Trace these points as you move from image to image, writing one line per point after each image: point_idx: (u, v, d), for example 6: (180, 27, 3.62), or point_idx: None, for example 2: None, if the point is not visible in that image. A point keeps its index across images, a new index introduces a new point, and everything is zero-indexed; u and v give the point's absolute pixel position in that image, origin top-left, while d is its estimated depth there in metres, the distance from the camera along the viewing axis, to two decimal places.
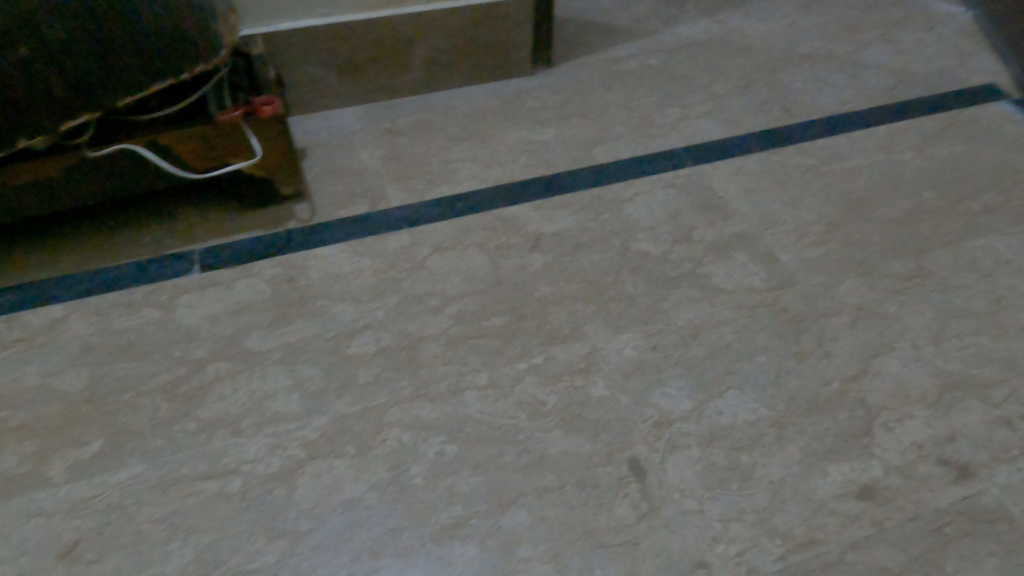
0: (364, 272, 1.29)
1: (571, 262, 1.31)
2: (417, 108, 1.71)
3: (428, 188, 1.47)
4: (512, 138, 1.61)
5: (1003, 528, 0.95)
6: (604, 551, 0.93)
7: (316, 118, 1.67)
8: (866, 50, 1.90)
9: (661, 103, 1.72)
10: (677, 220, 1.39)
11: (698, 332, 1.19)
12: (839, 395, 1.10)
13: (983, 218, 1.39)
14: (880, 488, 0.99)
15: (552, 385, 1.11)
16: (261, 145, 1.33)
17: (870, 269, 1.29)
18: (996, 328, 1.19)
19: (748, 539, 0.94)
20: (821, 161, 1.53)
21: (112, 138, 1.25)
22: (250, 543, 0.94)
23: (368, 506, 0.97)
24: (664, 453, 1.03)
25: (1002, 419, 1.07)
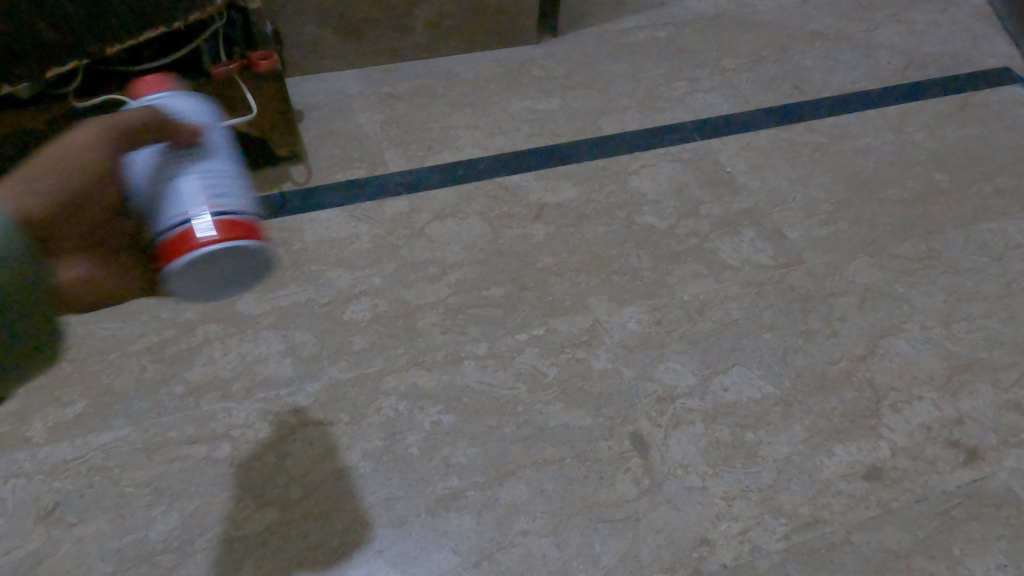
0: (360, 237, 1.25)
1: (575, 233, 1.27)
2: (418, 74, 1.66)
3: (428, 155, 1.43)
4: (516, 107, 1.57)
5: (1011, 513, 0.93)
6: (605, 526, 0.91)
7: (313, 80, 1.62)
8: (879, 29, 1.86)
9: (668, 76, 1.68)
10: (683, 194, 1.36)
11: (703, 307, 1.16)
12: (847, 374, 1.07)
13: (995, 202, 1.36)
14: (887, 469, 0.97)
15: (554, 357, 1.08)
16: (257, 102, 1.28)
17: (879, 249, 1.26)
18: (1006, 311, 1.17)
19: (752, 517, 0.92)
20: (831, 139, 1.50)
21: (100, 89, 1.20)
22: (237, 509, 0.91)
23: (362, 475, 0.94)
24: (668, 429, 1.00)
25: (1012, 403, 1.04)
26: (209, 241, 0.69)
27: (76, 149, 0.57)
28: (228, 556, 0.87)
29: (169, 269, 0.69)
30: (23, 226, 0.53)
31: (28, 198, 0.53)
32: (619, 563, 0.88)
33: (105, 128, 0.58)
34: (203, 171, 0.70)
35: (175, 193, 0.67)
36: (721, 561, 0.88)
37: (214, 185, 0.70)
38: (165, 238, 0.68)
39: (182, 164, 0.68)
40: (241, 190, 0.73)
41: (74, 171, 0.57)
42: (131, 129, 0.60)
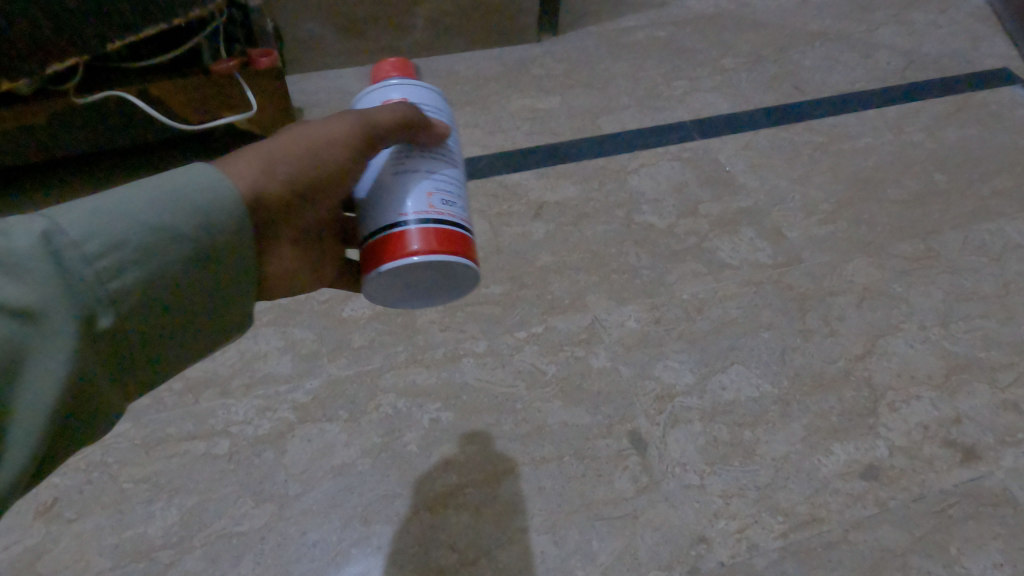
0: None
1: (574, 232, 1.27)
2: (418, 72, 1.66)
3: None
4: (516, 105, 1.57)
5: (1008, 512, 0.93)
6: (603, 524, 0.91)
7: (313, 78, 1.62)
8: (879, 30, 1.86)
9: (668, 75, 1.68)
10: (683, 193, 1.36)
11: (702, 306, 1.16)
12: (845, 374, 1.07)
13: (994, 202, 1.36)
14: (885, 469, 0.97)
15: (552, 355, 1.08)
16: (257, 98, 1.27)
17: (878, 249, 1.26)
18: (1004, 311, 1.17)
19: (750, 515, 0.92)
20: (830, 139, 1.50)
21: (100, 86, 1.20)
22: (236, 505, 0.91)
23: (360, 472, 0.95)
24: (666, 427, 1.00)
25: (1009, 403, 1.05)
26: (421, 254, 0.59)
27: (325, 137, 0.58)
28: (227, 552, 0.87)
29: (376, 271, 0.61)
30: (255, 197, 0.54)
31: (270, 175, 0.55)
32: (617, 560, 0.88)
33: (359, 128, 0.59)
34: (431, 172, 0.63)
35: (400, 191, 0.61)
36: (719, 559, 0.88)
37: (442, 191, 0.63)
38: (380, 236, 0.61)
39: (422, 162, 0.63)
40: (459, 201, 0.64)
41: (314, 156, 0.58)
42: (370, 126, 0.60)
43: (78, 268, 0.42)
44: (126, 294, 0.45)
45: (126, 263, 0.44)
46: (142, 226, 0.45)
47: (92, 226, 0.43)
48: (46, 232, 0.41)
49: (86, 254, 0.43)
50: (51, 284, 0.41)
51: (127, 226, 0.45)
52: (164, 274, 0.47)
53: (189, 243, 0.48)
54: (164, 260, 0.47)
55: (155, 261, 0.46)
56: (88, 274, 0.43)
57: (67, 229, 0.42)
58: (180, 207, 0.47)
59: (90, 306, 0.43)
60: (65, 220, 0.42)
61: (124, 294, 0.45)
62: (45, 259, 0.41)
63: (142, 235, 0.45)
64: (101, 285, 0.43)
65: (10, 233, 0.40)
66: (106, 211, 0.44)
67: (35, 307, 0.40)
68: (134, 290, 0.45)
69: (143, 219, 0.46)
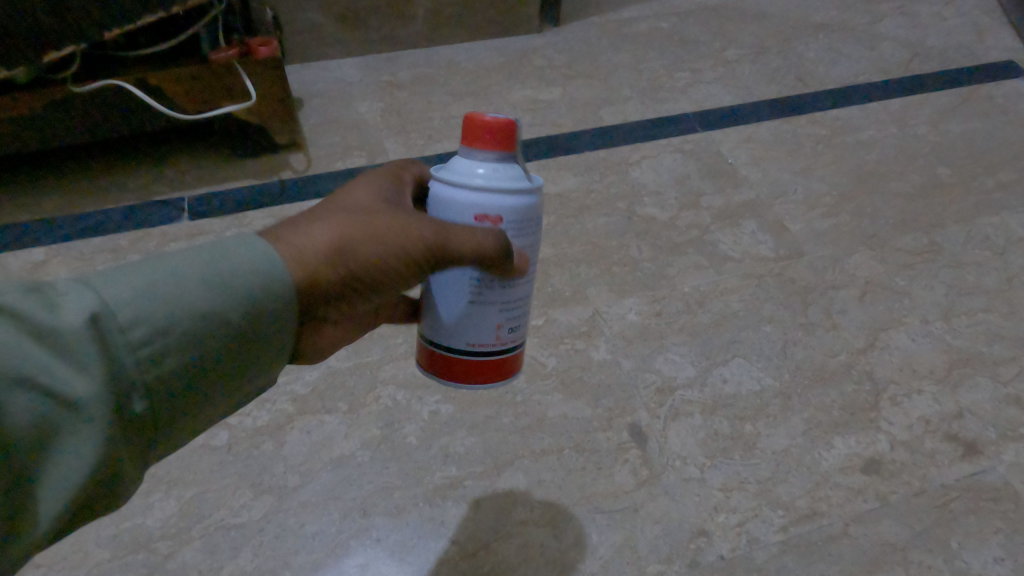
0: None
1: (575, 224, 1.27)
2: (419, 63, 1.65)
3: (429, 144, 1.42)
4: (517, 96, 1.56)
5: (1009, 506, 0.93)
6: (602, 516, 0.90)
7: (313, 68, 1.61)
8: (883, 21, 1.84)
9: (671, 66, 1.67)
10: (685, 185, 1.35)
11: (703, 299, 1.15)
12: (846, 367, 1.07)
13: (998, 195, 1.35)
14: (886, 463, 0.96)
15: (553, 347, 1.08)
16: (257, 88, 1.27)
17: (881, 242, 1.26)
18: (1007, 305, 1.16)
19: (750, 509, 0.92)
20: (833, 132, 1.49)
21: (98, 75, 1.19)
22: (234, 497, 0.91)
23: (360, 464, 0.94)
24: (667, 420, 1.00)
25: (1012, 397, 1.04)
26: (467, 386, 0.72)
27: (393, 231, 0.59)
28: (225, 543, 0.87)
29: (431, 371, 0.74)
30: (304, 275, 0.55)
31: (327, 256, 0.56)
32: (616, 554, 0.87)
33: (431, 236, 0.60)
34: (506, 305, 0.68)
35: (463, 335, 0.69)
36: (720, 553, 0.88)
37: (510, 320, 0.69)
38: (439, 355, 0.71)
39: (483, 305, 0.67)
40: (523, 320, 0.71)
41: (378, 254, 0.58)
42: (440, 246, 0.61)
43: (123, 350, 0.45)
44: (163, 375, 0.47)
45: (167, 348, 0.47)
46: (185, 311, 0.47)
47: (140, 310, 0.45)
48: (96, 314, 0.44)
49: (131, 340, 0.45)
50: (98, 370, 0.43)
51: (173, 309, 0.47)
52: (203, 355, 0.49)
53: (229, 327, 0.50)
54: (203, 342, 0.49)
55: (194, 344, 0.48)
56: (132, 357, 0.45)
57: (117, 313, 0.45)
58: (226, 295, 0.49)
59: (127, 385, 0.45)
60: (114, 299, 0.45)
61: (163, 375, 0.47)
62: (95, 344, 0.43)
63: (186, 320, 0.47)
64: (143, 366, 0.46)
65: (63, 311, 0.43)
66: (157, 294, 0.46)
67: (80, 392, 0.43)
68: (173, 371, 0.47)
69: (191, 305, 0.48)
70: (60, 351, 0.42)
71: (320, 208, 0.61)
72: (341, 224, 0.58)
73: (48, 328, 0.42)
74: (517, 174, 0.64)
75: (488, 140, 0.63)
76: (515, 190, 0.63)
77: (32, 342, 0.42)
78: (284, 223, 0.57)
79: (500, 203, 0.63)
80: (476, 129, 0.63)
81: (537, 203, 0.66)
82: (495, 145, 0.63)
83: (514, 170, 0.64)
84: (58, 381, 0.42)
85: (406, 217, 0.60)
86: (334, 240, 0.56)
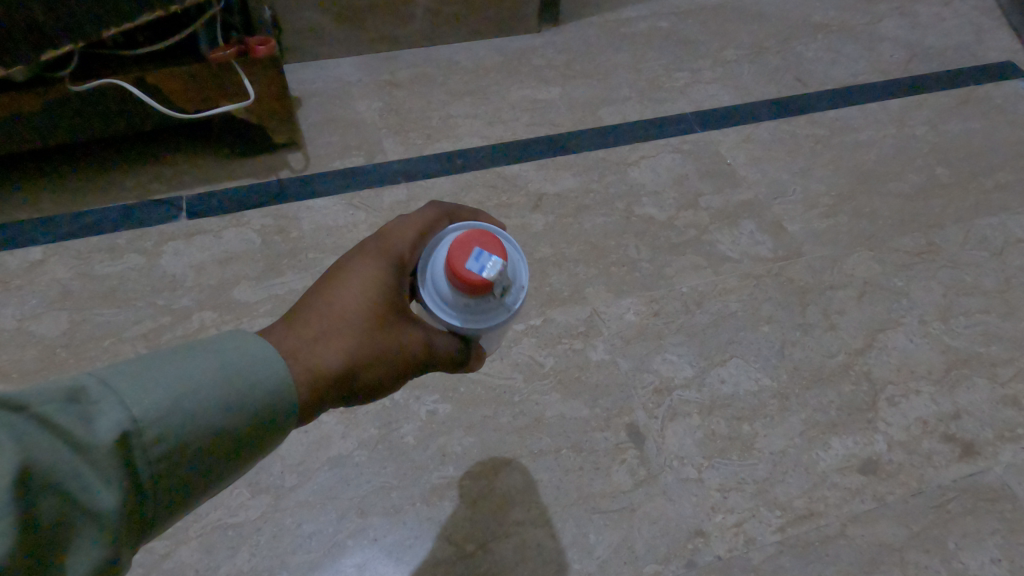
0: (358, 227, 1.24)
1: (573, 224, 1.27)
2: (417, 62, 1.65)
3: (427, 143, 1.42)
4: (516, 96, 1.56)
5: (1005, 507, 0.93)
6: (600, 517, 0.91)
7: (312, 67, 1.61)
8: (883, 21, 1.84)
9: (670, 66, 1.67)
10: (683, 185, 1.35)
11: (702, 299, 1.15)
12: (844, 368, 1.07)
13: (996, 196, 1.35)
14: (883, 463, 0.96)
15: (550, 347, 1.07)
16: (255, 88, 1.27)
17: (879, 243, 1.26)
18: (1005, 306, 1.16)
19: (747, 509, 0.92)
20: (832, 132, 1.49)
21: (95, 73, 1.19)
22: (231, 496, 0.90)
23: (357, 463, 0.94)
24: (664, 420, 1.00)
25: (1009, 398, 1.04)
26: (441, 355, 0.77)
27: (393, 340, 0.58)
28: (223, 543, 0.87)
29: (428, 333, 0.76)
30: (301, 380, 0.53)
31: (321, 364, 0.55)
32: (613, 554, 0.88)
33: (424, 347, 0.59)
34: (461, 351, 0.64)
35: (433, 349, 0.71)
36: (716, 553, 0.88)
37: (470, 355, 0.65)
38: None
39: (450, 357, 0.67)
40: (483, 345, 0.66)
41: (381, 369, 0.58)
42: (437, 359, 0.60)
43: (142, 466, 0.43)
44: (170, 487, 0.45)
45: (180, 461, 0.45)
46: (202, 424, 0.46)
47: (164, 424, 0.43)
48: (127, 430, 0.42)
49: (150, 456, 0.43)
50: (120, 489, 0.41)
51: (193, 421, 0.45)
52: (208, 468, 0.47)
53: (237, 440, 0.48)
54: (213, 453, 0.47)
55: (205, 456, 0.46)
56: (150, 473, 0.43)
57: (142, 429, 0.42)
58: (241, 408, 0.48)
59: (137, 499, 0.43)
60: (141, 412, 0.43)
61: (167, 488, 0.45)
62: (119, 460, 0.41)
63: (203, 432, 0.46)
64: (155, 481, 0.43)
65: (96, 421, 0.41)
66: (181, 405, 0.45)
67: (103, 513, 0.40)
68: (178, 484, 0.45)
69: (210, 417, 0.46)
70: (91, 466, 0.40)
71: (320, 309, 0.57)
72: (344, 348, 0.56)
73: (81, 443, 0.39)
74: (491, 312, 0.56)
75: (465, 292, 0.53)
76: (482, 323, 0.57)
77: (67, 456, 0.39)
78: (286, 335, 0.55)
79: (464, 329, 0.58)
80: (458, 276, 0.53)
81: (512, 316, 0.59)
82: (471, 295, 0.54)
83: (489, 306, 0.56)
84: (80, 499, 0.39)
85: (410, 338, 0.58)
86: (339, 369, 0.55)
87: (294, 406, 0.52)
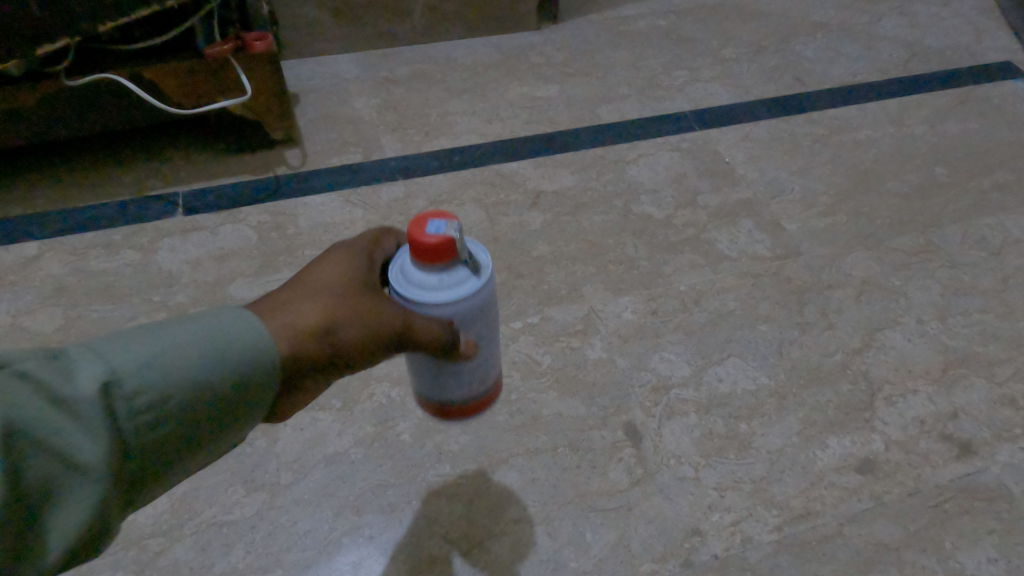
0: (355, 223, 1.23)
1: (572, 222, 1.26)
2: (416, 59, 1.64)
3: (426, 141, 1.41)
4: (514, 93, 1.55)
5: (1003, 507, 0.92)
6: (596, 515, 0.90)
7: (309, 64, 1.61)
8: (882, 21, 1.84)
9: (669, 64, 1.67)
10: (682, 184, 1.35)
11: (700, 298, 1.15)
12: (842, 367, 1.07)
13: (994, 196, 1.35)
14: (879, 463, 0.96)
15: (547, 346, 1.07)
16: (251, 84, 1.26)
17: (877, 242, 1.25)
18: (1002, 306, 1.16)
19: (744, 508, 0.91)
20: (830, 131, 1.49)
21: (91, 68, 1.19)
22: (226, 494, 0.90)
23: (353, 461, 0.94)
24: (661, 419, 1.00)
25: (1007, 398, 1.04)
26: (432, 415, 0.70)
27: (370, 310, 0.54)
28: (217, 540, 0.86)
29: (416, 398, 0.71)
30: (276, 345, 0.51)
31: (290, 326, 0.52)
32: (610, 553, 0.87)
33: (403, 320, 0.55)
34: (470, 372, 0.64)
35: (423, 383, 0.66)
36: (713, 552, 0.87)
37: (479, 379, 0.66)
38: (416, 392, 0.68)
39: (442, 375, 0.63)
40: (491, 368, 0.67)
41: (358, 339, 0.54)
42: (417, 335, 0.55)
43: (127, 419, 0.43)
44: (160, 441, 0.45)
45: (167, 415, 0.45)
46: (186, 381, 0.45)
47: (146, 377, 0.43)
48: (107, 382, 0.42)
49: (133, 408, 0.43)
50: (105, 439, 0.41)
51: (176, 376, 0.45)
52: (196, 425, 0.47)
53: (227, 398, 0.48)
54: (202, 413, 0.47)
55: (192, 412, 0.46)
56: (136, 427, 0.43)
57: (123, 382, 0.43)
58: (228, 363, 0.47)
59: (125, 450, 0.43)
60: (124, 367, 0.43)
61: (157, 442, 0.45)
62: (102, 412, 0.41)
63: (189, 389, 0.45)
64: (144, 433, 0.44)
65: (77, 377, 0.41)
66: (164, 361, 0.44)
67: (85, 464, 0.40)
68: (168, 438, 0.45)
69: (196, 375, 0.46)
70: (69, 417, 0.40)
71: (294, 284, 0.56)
72: (320, 304, 0.54)
73: (61, 397, 0.40)
74: (464, 278, 0.56)
75: (424, 258, 0.54)
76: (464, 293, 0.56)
77: (47, 410, 0.39)
78: (263, 303, 0.54)
79: (450, 309, 0.56)
80: (411, 244, 0.54)
81: (492, 287, 0.59)
82: (434, 261, 0.55)
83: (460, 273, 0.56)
84: (64, 450, 0.40)
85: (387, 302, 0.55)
86: (314, 324, 0.52)
87: (271, 362, 0.49)
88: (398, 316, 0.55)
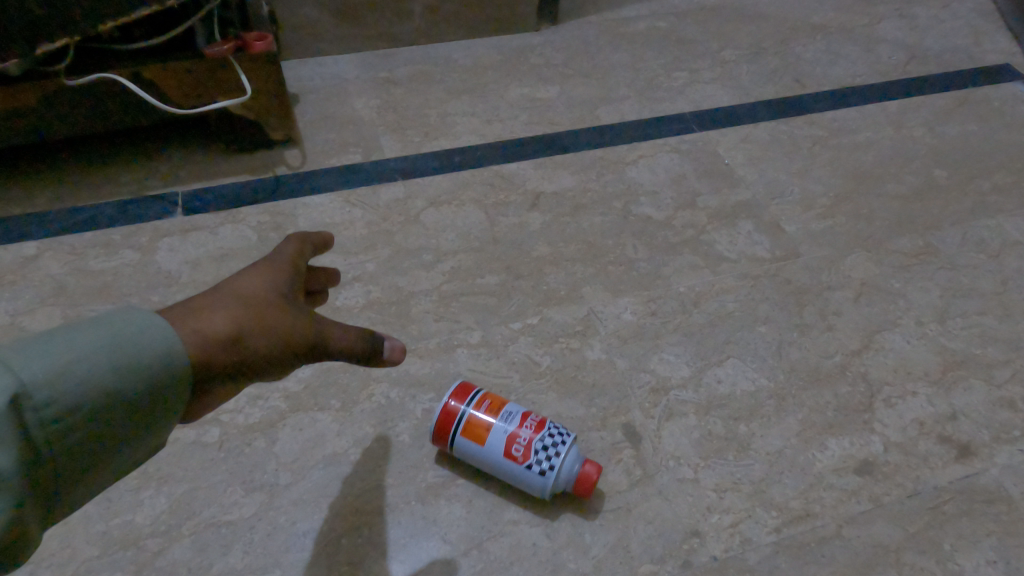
0: (354, 223, 1.23)
1: (571, 223, 1.26)
2: (415, 60, 1.64)
3: (425, 141, 1.41)
4: (514, 94, 1.55)
5: (1002, 509, 0.92)
6: (596, 517, 0.90)
7: (309, 64, 1.61)
8: (881, 24, 1.85)
9: (668, 66, 1.67)
10: (681, 185, 1.35)
11: (699, 299, 1.15)
12: (841, 369, 1.07)
13: (993, 198, 1.35)
14: (878, 464, 0.96)
15: (547, 347, 1.07)
16: (251, 84, 1.26)
17: (876, 244, 1.25)
18: (1001, 308, 1.16)
19: (743, 510, 0.91)
20: (829, 133, 1.49)
21: (90, 67, 1.19)
22: (225, 494, 0.90)
23: (351, 462, 0.94)
24: (660, 420, 1.00)
25: (1006, 400, 1.04)
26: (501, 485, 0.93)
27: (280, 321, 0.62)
28: (215, 541, 0.86)
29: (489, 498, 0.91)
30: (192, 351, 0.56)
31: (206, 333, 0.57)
32: (609, 554, 0.87)
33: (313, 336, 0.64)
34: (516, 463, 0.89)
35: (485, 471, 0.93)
36: (712, 553, 0.87)
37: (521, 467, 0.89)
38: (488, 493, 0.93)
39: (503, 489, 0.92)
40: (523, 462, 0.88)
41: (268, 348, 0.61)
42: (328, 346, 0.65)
43: (38, 426, 0.47)
44: (72, 443, 0.49)
45: (78, 419, 0.49)
46: (98, 386, 0.50)
47: (55, 387, 0.47)
48: (16, 395, 0.45)
49: (42, 417, 0.47)
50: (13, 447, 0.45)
51: (87, 382, 0.49)
52: (107, 426, 0.51)
53: (140, 399, 0.53)
54: (111, 416, 0.51)
55: (104, 413, 0.51)
56: (47, 432, 0.48)
57: (33, 393, 0.47)
58: (140, 367, 0.52)
59: (36, 455, 0.47)
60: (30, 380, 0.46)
61: (71, 444, 0.49)
62: (14, 420, 0.45)
63: (99, 394, 0.50)
64: (55, 437, 0.48)
65: None
66: (71, 371, 0.49)
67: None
68: (82, 439, 0.50)
69: (106, 382, 0.50)
70: None
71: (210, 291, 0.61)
72: (235, 315, 0.60)
73: None
74: None
75: None
76: None
77: None
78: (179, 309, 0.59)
79: None
80: None
81: None
82: None
83: None
84: None
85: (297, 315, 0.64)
86: (227, 332, 0.59)
87: (182, 365, 0.55)
88: (313, 333, 0.65)
